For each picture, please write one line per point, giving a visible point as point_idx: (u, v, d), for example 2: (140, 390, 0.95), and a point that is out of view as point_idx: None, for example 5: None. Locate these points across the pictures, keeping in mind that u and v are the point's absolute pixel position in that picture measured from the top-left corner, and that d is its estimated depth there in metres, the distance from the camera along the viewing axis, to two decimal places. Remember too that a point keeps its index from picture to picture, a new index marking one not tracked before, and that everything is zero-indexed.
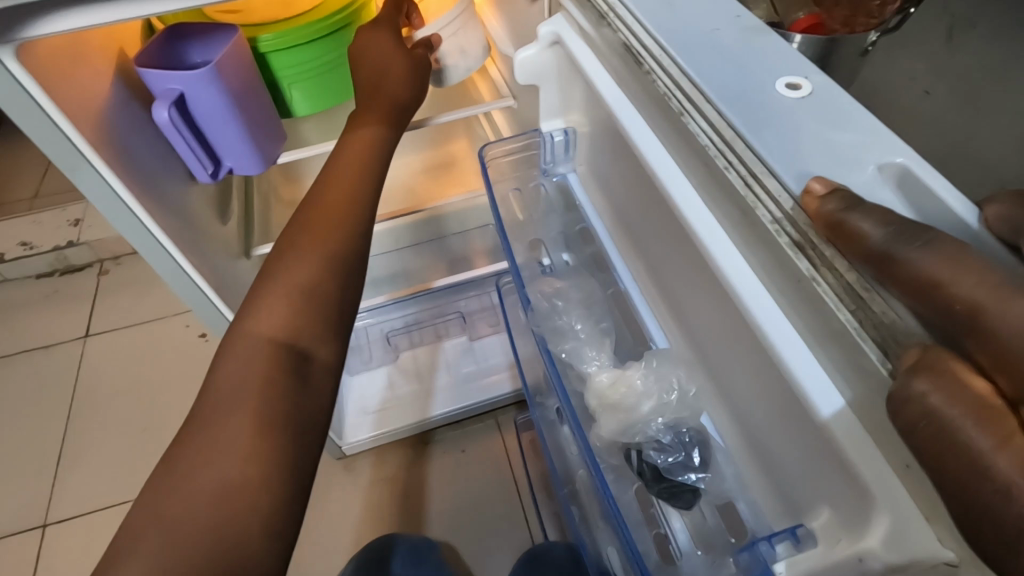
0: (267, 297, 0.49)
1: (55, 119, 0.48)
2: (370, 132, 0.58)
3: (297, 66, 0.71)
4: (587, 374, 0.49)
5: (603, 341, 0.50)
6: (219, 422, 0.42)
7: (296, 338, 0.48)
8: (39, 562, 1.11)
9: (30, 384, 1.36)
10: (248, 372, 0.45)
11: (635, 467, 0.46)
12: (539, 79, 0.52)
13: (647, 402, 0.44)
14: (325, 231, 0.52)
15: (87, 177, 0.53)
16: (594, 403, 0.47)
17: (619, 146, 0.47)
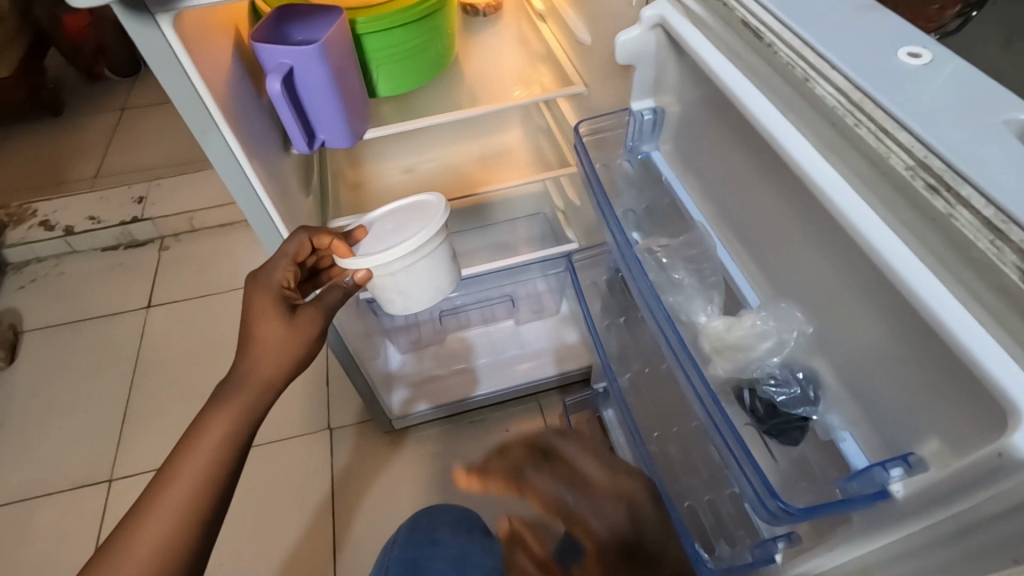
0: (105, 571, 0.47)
1: (193, 79, 0.53)
2: (242, 382, 0.56)
3: (387, 49, 0.75)
4: (698, 326, 0.47)
5: (708, 290, 0.48)
6: None
7: None
8: (105, 513, 1.18)
9: (96, 349, 1.43)
10: None
11: (747, 408, 0.45)
12: (639, 60, 0.52)
13: (764, 344, 0.42)
14: (175, 498, 0.50)
15: (212, 138, 0.58)
16: (707, 349, 0.45)
17: (724, 111, 0.46)
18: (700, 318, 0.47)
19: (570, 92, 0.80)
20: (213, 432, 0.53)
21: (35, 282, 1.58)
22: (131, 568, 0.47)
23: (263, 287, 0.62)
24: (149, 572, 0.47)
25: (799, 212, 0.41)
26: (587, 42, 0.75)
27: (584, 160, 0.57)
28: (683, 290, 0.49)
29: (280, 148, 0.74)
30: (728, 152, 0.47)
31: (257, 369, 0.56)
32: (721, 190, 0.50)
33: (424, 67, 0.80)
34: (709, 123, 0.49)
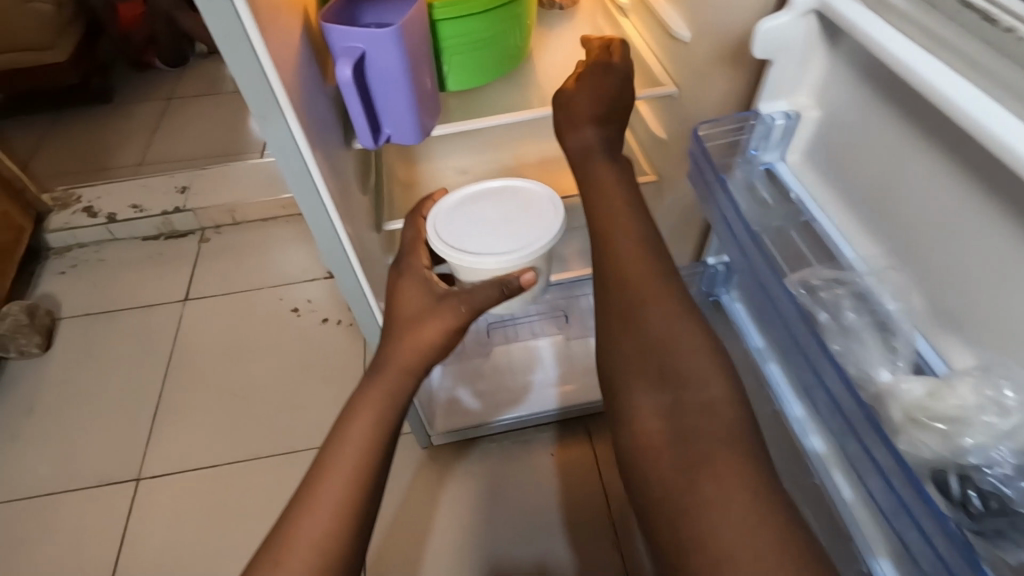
0: (321, 483, 0.50)
1: (260, 59, 0.47)
2: (425, 329, 0.57)
3: (461, 37, 0.69)
4: (882, 384, 0.39)
5: (890, 340, 0.40)
6: None
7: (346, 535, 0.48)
8: (132, 513, 1.14)
9: (131, 340, 1.40)
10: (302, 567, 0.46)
11: (955, 501, 0.36)
12: (780, 53, 0.44)
13: (989, 419, 0.35)
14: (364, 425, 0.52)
15: (274, 124, 0.53)
16: (898, 418, 0.38)
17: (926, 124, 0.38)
18: (884, 374, 0.39)
19: (659, 93, 0.72)
20: (392, 376, 0.55)
21: (75, 268, 1.56)
22: (338, 487, 0.49)
23: (409, 301, 0.60)
24: (349, 496, 0.49)
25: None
26: (686, 38, 0.67)
27: (703, 167, 0.49)
28: (859, 336, 0.41)
29: (342, 141, 0.68)
30: (917, 167, 0.40)
31: (391, 366, 0.56)
32: (897, 211, 0.42)
33: (499, 60, 0.73)
34: (885, 133, 0.42)
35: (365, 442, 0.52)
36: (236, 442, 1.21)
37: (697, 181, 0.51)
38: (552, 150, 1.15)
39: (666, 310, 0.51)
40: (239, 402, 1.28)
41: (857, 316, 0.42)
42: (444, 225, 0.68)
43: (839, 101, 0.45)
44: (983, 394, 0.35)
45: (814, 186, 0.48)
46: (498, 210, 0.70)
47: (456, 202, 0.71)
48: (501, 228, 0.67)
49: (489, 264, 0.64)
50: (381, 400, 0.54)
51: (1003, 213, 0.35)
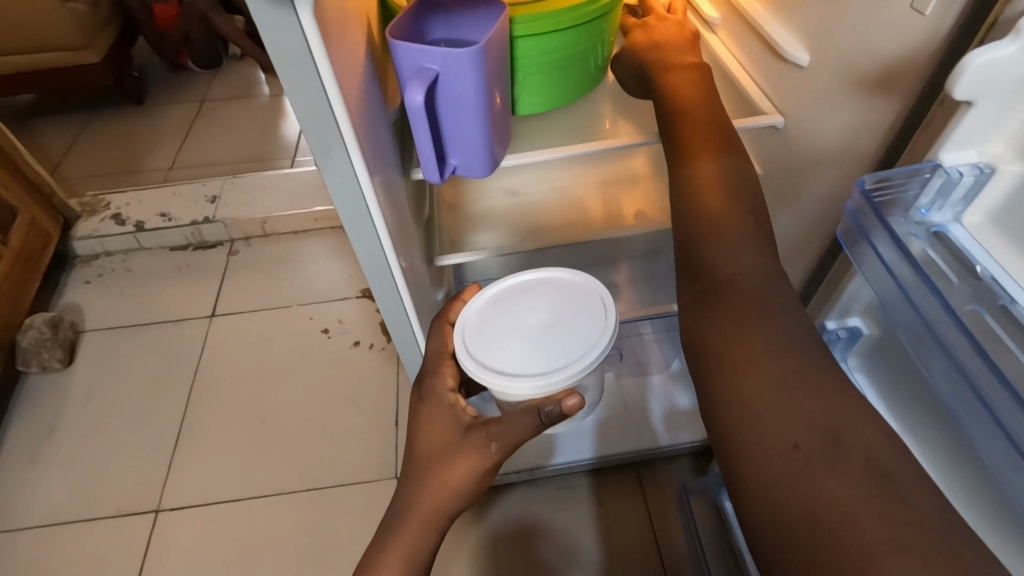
0: None
1: (326, 86, 0.39)
2: (454, 473, 0.54)
3: (541, 56, 0.60)
4: None
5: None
6: None
7: None
8: (150, 547, 1.07)
9: (155, 357, 1.34)
10: None
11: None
12: (988, 93, 0.34)
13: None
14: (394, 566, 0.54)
15: (337, 161, 0.44)
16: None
17: None
18: None
19: (763, 122, 0.62)
20: (421, 515, 0.55)
21: (101, 277, 1.51)
22: None
23: (436, 438, 0.57)
24: None
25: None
26: (805, 62, 0.57)
27: (870, 226, 0.40)
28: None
29: (400, 171, 0.60)
30: None
31: (413, 512, 0.55)
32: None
33: (578, 81, 0.65)
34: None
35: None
36: (261, 474, 1.14)
37: (862, 242, 0.42)
38: (613, 174, 1.06)
39: (736, 252, 0.45)
40: (265, 429, 1.20)
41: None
42: (478, 336, 0.61)
43: None
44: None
45: (1006, 257, 0.38)
46: (542, 314, 0.62)
47: (492, 304, 0.64)
48: (543, 339, 0.60)
49: (527, 389, 0.57)
50: (404, 555, 0.54)
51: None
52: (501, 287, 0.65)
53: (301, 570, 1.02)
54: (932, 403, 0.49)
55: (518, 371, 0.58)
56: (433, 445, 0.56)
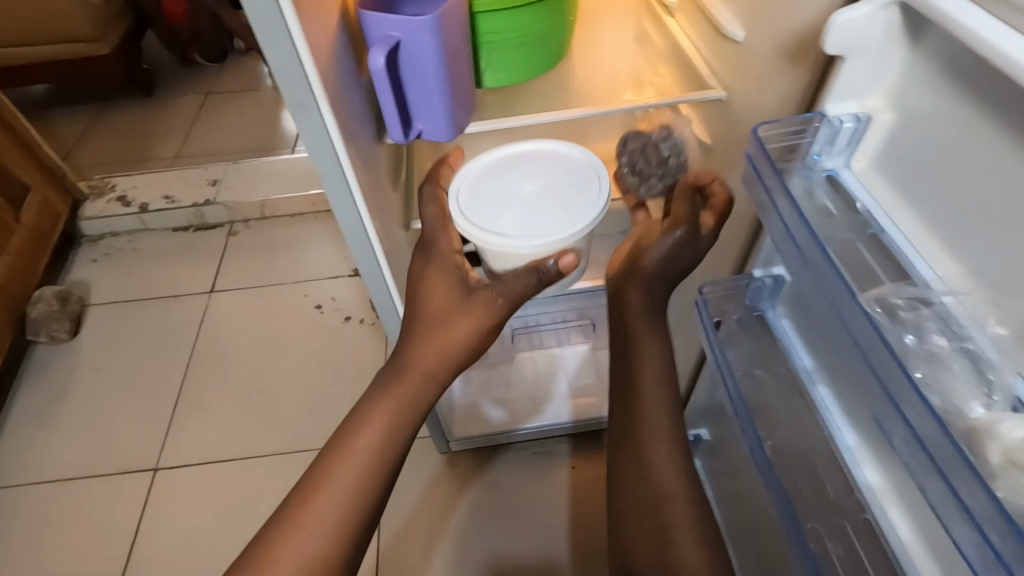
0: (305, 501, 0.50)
1: (298, 49, 0.45)
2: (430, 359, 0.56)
3: (504, 32, 0.66)
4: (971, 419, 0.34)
5: (983, 370, 0.35)
6: None
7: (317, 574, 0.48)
8: (148, 502, 1.13)
9: (157, 330, 1.41)
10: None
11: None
12: (853, 48, 0.40)
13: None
14: (367, 444, 0.53)
15: (311, 115, 0.50)
16: (996, 461, 0.32)
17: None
18: (977, 410, 0.34)
19: (708, 96, 0.68)
20: (400, 393, 0.55)
21: (108, 256, 1.58)
22: (326, 503, 0.50)
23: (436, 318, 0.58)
24: (343, 513, 0.50)
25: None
26: (740, 38, 0.63)
27: (761, 169, 0.46)
28: (947, 365, 0.36)
29: (374, 135, 0.66)
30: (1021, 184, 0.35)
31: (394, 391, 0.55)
32: (977, 217, 0.37)
33: (542, 58, 0.71)
34: (974, 129, 0.37)
35: (360, 476, 0.52)
36: (255, 437, 1.20)
37: (756, 188, 0.47)
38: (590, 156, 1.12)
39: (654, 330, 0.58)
40: (260, 396, 1.27)
41: (945, 342, 0.37)
42: (470, 197, 0.60)
43: (920, 104, 0.40)
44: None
45: (884, 196, 0.44)
46: (534, 181, 0.61)
47: (483, 169, 0.63)
48: (538, 201, 0.59)
49: (525, 251, 0.57)
50: (383, 431, 0.53)
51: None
52: (493, 159, 0.63)
53: None
54: (830, 338, 0.53)
55: (513, 230, 0.57)
56: (409, 338, 0.57)
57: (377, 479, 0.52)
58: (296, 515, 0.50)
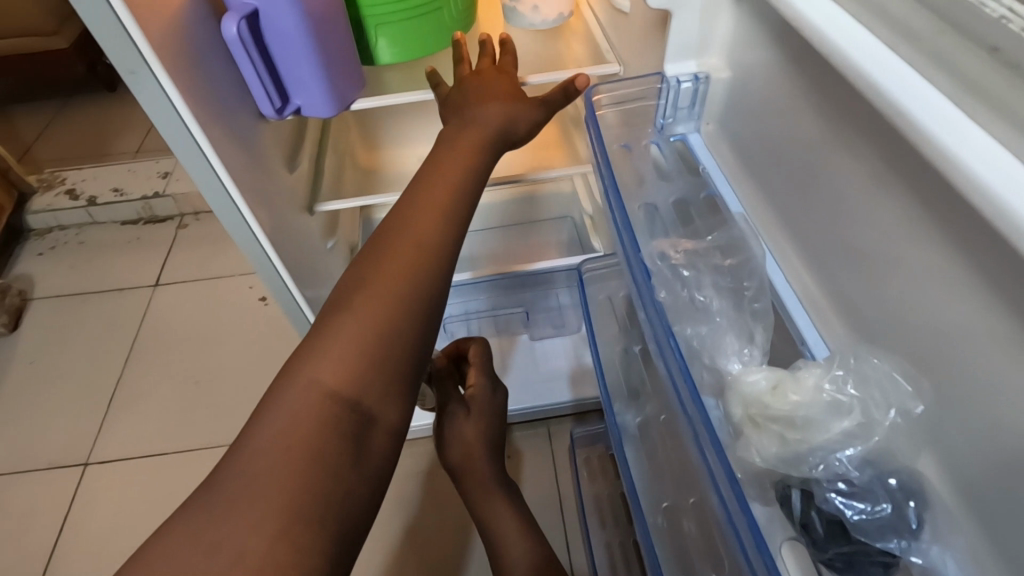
0: (340, 323, 0.42)
1: (116, 9, 0.44)
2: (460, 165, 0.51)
3: (386, 6, 0.65)
4: (728, 376, 0.34)
5: (748, 324, 0.35)
6: (273, 420, 0.38)
7: (360, 384, 0.40)
8: (76, 497, 1.12)
9: (98, 323, 1.39)
10: (310, 394, 0.39)
11: (797, 519, 0.32)
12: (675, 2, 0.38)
13: (841, 425, 0.31)
14: (400, 251, 0.46)
15: (145, 82, 0.48)
16: (739, 417, 0.33)
17: (819, 79, 0.32)
18: (733, 366, 0.34)
19: (603, 70, 0.66)
20: (434, 198, 0.48)
21: (54, 250, 1.56)
22: (370, 305, 0.43)
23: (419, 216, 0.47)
24: (390, 312, 0.43)
25: (904, 201, 0.29)
26: (626, 9, 0.61)
27: (593, 133, 0.43)
28: (714, 320, 0.36)
29: (257, 114, 0.64)
30: (811, 136, 0.34)
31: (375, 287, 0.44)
32: (781, 175, 0.38)
33: (434, 34, 0.69)
34: (776, 81, 0.36)
35: (402, 277, 0.45)
36: (189, 430, 1.19)
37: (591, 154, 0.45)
38: None
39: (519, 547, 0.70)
40: (197, 389, 1.25)
41: (714, 296, 0.37)
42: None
43: (745, 62, 0.39)
44: (824, 390, 0.31)
45: (724, 159, 0.43)
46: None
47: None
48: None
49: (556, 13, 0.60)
50: (422, 231, 0.47)
51: (868, 161, 0.30)
52: None
53: None
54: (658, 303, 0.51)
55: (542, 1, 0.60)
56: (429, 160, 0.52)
57: (423, 284, 0.45)
58: (257, 431, 0.38)
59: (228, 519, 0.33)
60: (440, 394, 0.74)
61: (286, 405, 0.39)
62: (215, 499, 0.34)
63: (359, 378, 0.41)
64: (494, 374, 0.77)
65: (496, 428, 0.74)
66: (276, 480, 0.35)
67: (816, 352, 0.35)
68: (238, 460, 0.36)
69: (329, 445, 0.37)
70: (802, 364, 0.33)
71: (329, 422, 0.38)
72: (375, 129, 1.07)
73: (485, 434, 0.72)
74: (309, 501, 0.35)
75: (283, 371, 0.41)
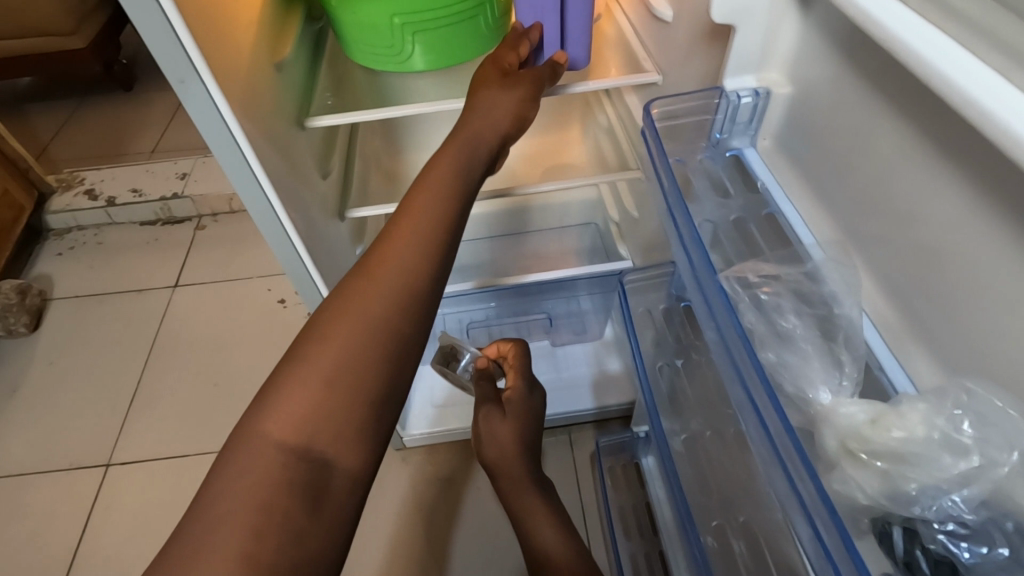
0: (406, 223, 0.47)
1: (169, 15, 0.43)
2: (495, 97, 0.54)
3: (422, 11, 0.65)
4: (818, 408, 0.32)
5: (835, 350, 0.33)
6: (353, 303, 0.43)
7: (421, 277, 0.45)
8: (98, 498, 1.12)
9: (118, 324, 1.39)
10: (384, 284, 0.44)
11: (900, 560, 0.30)
12: (740, 17, 0.38)
13: (956, 465, 0.28)
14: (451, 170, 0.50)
15: (194, 91, 0.48)
16: (835, 449, 0.31)
17: (903, 90, 0.31)
18: (823, 395, 0.33)
19: (642, 80, 0.66)
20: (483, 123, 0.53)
21: (73, 250, 1.57)
22: (429, 212, 0.47)
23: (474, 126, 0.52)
24: (442, 220, 0.47)
25: (1001, 219, 0.27)
26: (669, 19, 0.61)
27: (653, 148, 0.43)
28: (802, 351, 0.34)
29: (292, 121, 0.64)
30: (893, 146, 0.32)
31: (428, 197, 0.48)
32: (854, 181, 0.36)
33: (465, 41, 0.69)
34: (849, 91, 0.35)
35: (452, 190, 0.49)
36: (208, 433, 1.19)
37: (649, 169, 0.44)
38: (545, 144, 1.09)
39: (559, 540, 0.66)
40: (217, 391, 1.25)
41: (797, 321, 0.35)
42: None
43: (810, 74, 0.38)
44: (936, 426, 0.29)
45: (787, 177, 0.42)
46: None
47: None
48: None
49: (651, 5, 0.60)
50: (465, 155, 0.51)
51: (959, 175, 0.29)
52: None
53: None
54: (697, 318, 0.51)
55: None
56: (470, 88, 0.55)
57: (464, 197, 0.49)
58: (339, 306, 0.44)
59: (297, 407, 0.39)
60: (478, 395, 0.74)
61: (357, 297, 0.44)
62: (302, 361, 0.41)
63: (422, 272, 0.45)
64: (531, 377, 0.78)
65: (531, 430, 0.73)
66: (350, 357, 0.41)
67: (901, 388, 0.33)
68: (307, 353, 0.42)
69: (395, 331, 0.43)
70: (904, 396, 0.30)
71: (395, 311, 0.44)
72: (398, 134, 1.07)
73: (521, 434, 0.72)
74: (373, 381, 0.41)
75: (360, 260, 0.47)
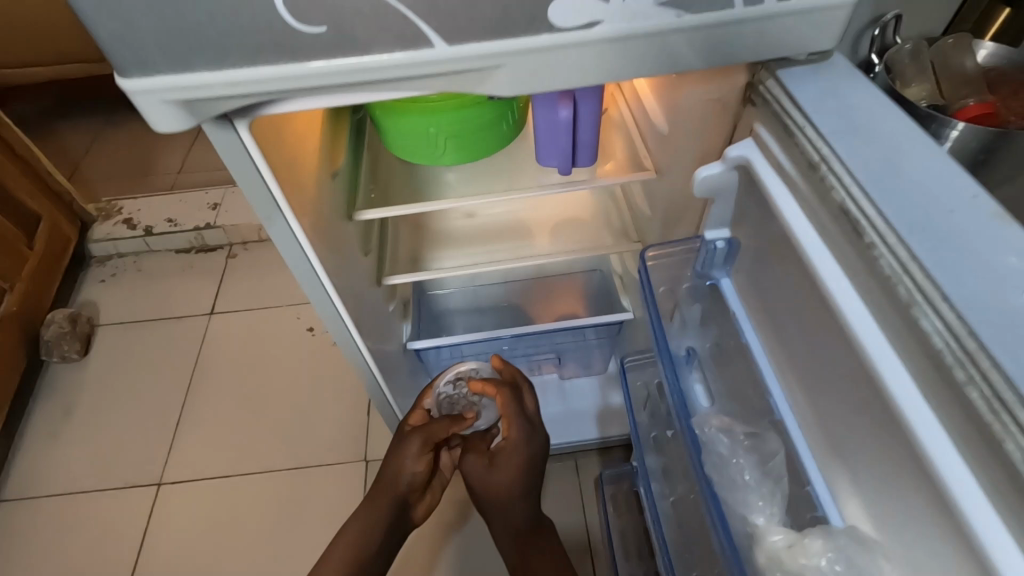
0: (389, 467, 0.85)
1: (262, 171, 0.55)
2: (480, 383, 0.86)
3: (455, 122, 0.75)
4: (755, 528, 0.47)
5: (774, 477, 0.49)
6: (367, 510, 0.84)
7: (397, 492, 0.85)
8: (152, 515, 1.24)
9: (160, 350, 1.51)
10: (375, 508, 0.84)
11: None
12: (715, 195, 0.53)
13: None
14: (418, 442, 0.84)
15: (277, 223, 0.61)
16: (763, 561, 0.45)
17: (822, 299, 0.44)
18: (757, 520, 0.48)
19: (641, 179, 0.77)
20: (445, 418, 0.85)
21: (114, 277, 1.68)
22: (395, 468, 0.84)
23: (370, 522, 0.83)
24: (402, 471, 0.84)
25: (878, 410, 0.40)
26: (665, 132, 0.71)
27: (648, 296, 0.58)
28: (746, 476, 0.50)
29: (344, 217, 0.76)
30: (814, 328, 0.46)
31: (392, 462, 0.85)
32: (795, 343, 0.49)
33: (491, 142, 0.80)
34: (789, 276, 0.48)
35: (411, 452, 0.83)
36: (248, 456, 1.31)
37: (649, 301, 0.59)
38: (556, 197, 1.19)
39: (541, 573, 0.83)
40: (254, 415, 1.38)
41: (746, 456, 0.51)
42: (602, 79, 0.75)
43: (765, 251, 0.51)
44: (828, 560, 0.42)
45: (751, 318, 0.56)
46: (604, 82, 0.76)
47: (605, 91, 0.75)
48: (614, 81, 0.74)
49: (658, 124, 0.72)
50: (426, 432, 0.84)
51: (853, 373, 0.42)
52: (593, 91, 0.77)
53: (275, 537, 1.20)
54: None
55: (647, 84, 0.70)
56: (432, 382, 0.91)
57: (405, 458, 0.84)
58: (354, 523, 0.83)
59: None
60: (478, 450, 0.88)
61: (362, 511, 0.84)
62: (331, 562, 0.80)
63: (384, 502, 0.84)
64: (537, 427, 0.86)
65: (533, 477, 0.85)
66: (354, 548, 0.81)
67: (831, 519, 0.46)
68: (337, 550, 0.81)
69: (375, 529, 0.83)
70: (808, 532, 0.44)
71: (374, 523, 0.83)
72: None
73: (521, 482, 0.83)
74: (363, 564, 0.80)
75: (374, 483, 0.86)
